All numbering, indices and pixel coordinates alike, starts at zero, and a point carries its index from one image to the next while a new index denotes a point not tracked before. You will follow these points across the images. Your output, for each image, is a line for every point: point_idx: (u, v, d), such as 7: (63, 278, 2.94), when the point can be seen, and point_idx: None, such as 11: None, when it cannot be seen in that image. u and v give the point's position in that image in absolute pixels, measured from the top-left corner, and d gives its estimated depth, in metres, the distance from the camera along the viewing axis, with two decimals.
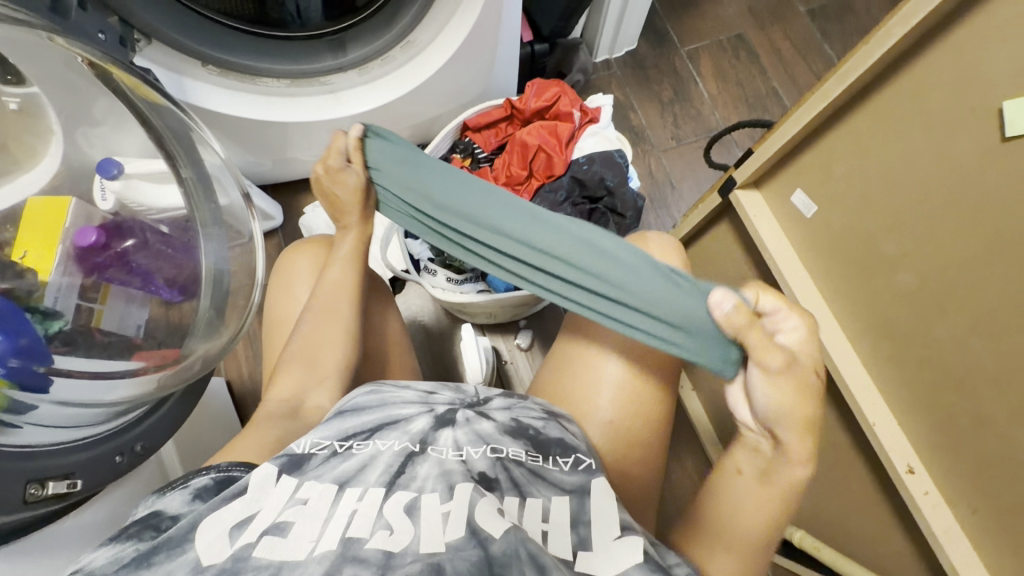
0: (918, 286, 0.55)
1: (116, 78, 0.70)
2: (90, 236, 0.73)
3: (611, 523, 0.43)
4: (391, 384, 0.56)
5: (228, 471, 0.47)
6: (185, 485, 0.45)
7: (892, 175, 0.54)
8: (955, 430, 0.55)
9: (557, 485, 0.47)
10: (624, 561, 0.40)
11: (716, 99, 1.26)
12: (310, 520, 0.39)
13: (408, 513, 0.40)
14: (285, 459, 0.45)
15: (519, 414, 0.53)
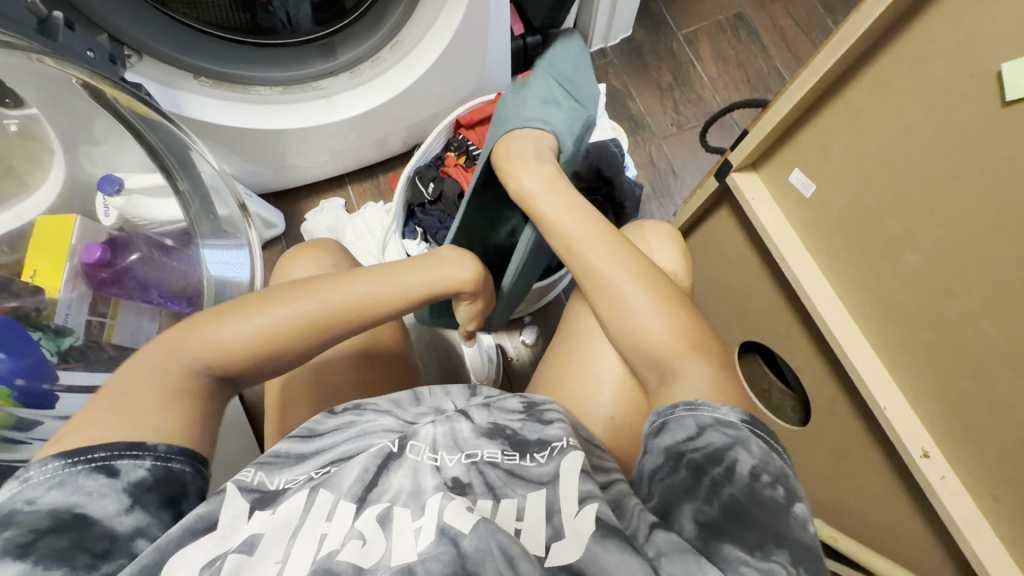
0: (923, 265, 0.53)
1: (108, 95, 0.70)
2: (95, 253, 0.73)
3: (573, 497, 0.41)
4: (371, 409, 0.54)
5: (167, 461, 0.40)
6: (111, 469, 0.38)
7: (893, 150, 0.52)
8: (969, 411, 0.53)
9: (535, 481, 0.44)
10: (584, 533, 0.38)
11: (716, 82, 1.24)
12: (281, 534, 0.39)
13: (380, 525, 0.40)
14: (256, 494, 0.42)
15: (497, 416, 0.53)
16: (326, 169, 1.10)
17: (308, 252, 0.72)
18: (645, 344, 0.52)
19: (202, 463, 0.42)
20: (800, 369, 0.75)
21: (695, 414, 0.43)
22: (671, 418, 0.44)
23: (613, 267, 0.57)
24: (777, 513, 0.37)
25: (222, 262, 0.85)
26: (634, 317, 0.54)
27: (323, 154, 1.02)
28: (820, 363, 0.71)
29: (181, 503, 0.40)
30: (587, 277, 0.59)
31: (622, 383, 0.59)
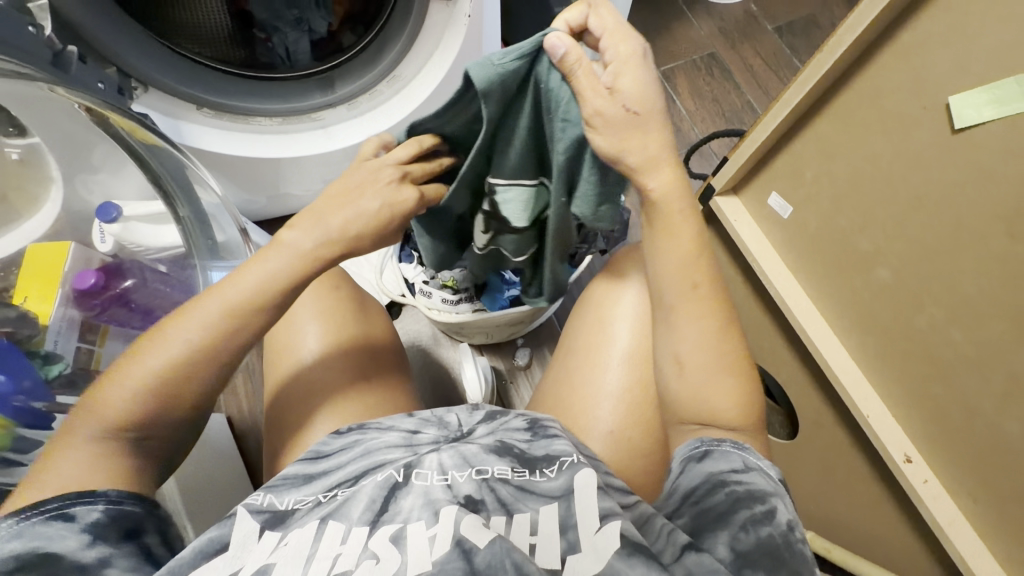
0: (893, 279, 0.57)
1: (115, 124, 0.73)
2: (88, 279, 0.74)
3: (593, 515, 0.42)
4: (375, 427, 0.56)
5: (122, 501, 0.40)
6: (66, 515, 0.37)
7: (858, 172, 0.57)
8: (944, 414, 0.56)
9: (546, 495, 0.46)
10: (605, 550, 0.39)
11: (694, 115, 1.31)
12: (292, 562, 0.39)
13: (393, 543, 0.40)
14: (267, 515, 0.45)
15: (502, 436, 0.55)
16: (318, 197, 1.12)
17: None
18: (686, 395, 0.52)
19: (153, 503, 0.42)
20: (786, 383, 0.78)
21: (740, 453, 0.47)
22: (715, 450, 0.48)
23: (692, 321, 0.52)
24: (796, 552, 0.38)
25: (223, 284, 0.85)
26: (691, 382, 0.52)
27: (318, 182, 1.04)
28: (805, 375, 0.74)
29: (143, 537, 0.40)
30: (660, 318, 0.55)
31: (621, 397, 0.61)
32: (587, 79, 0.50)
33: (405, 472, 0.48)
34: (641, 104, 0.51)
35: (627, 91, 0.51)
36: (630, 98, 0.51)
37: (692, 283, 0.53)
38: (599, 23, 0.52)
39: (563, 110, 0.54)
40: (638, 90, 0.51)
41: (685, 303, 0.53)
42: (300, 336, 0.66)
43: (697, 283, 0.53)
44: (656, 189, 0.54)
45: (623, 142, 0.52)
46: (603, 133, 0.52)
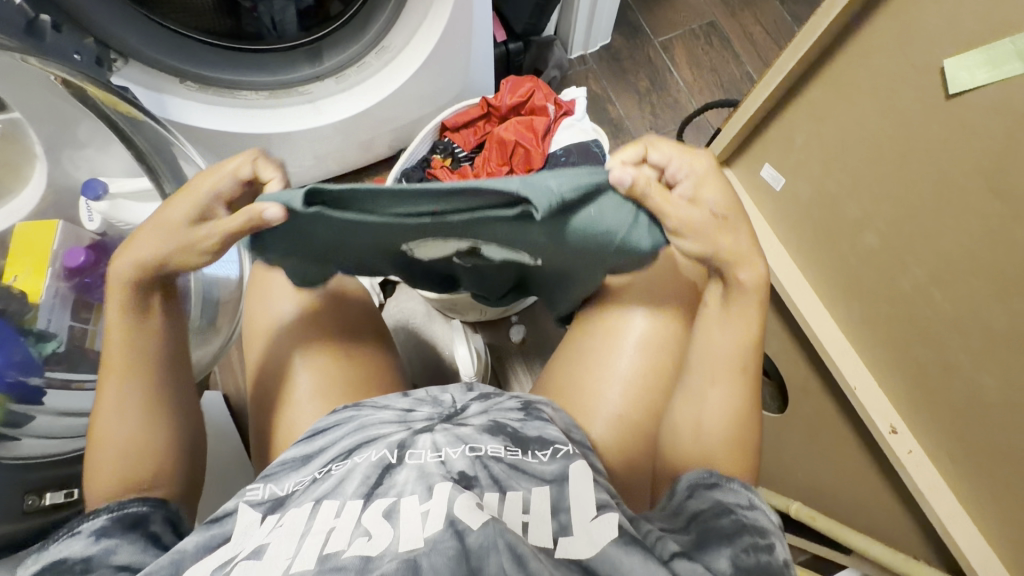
0: (880, 245, 0.56)
1: (93, 97, 0.72)
2: (79, 256, 0.74)
3: (588, 505, 0.44)
4: (371, 405, 0.56)
5: (123, 508, 0.45)
6: (76, 531, 0.43)
7: (851, 140, 0.56)
8: (928, 384, 0.56)
9: (539, 476, 0.47)
10: (601, 539, 0.41)
11: (691, 85, 1.28)
12: (288, 538, 0.41)
13: (386, 518, 0.41)
14: (268, 503, 0.46)
15: (495, 414, 0.55)
16: (313, 172, 1.09)
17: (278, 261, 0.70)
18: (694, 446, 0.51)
19: (157, 501, 0.47)
20: (776, 356, 0.78)
21: (748, 492, 0.47)
22: (723, 484, 0.47)
23: (723, 388, 0.52)
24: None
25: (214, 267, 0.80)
26: (703, 442, 0.51)
27: (309, 157, 1.02)
28: (795, 348, 0.74)
29: (147, 526, 0.44)
30: (689, 384, 0.54)
31: (632, 381, 0.59)
32: (663, 196, 0.47)
33: (397, 453, 0.48)
34: (725, 206, 0.50)
35: (710, 199, 0.49)
36: (708, 225, 0.49)
37: (738, 363, 0.52)
38: (661, 154, 0.50)
39: (629, 231, 0.47)
40: (720, 195, 0.50)
41: (723, 378, 0.52)
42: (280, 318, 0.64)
43: (745, 364, 0.52)
44: (745, 279, 0.52)
45: (710, 244, 0.49)
46: (688, 237, 0.49)
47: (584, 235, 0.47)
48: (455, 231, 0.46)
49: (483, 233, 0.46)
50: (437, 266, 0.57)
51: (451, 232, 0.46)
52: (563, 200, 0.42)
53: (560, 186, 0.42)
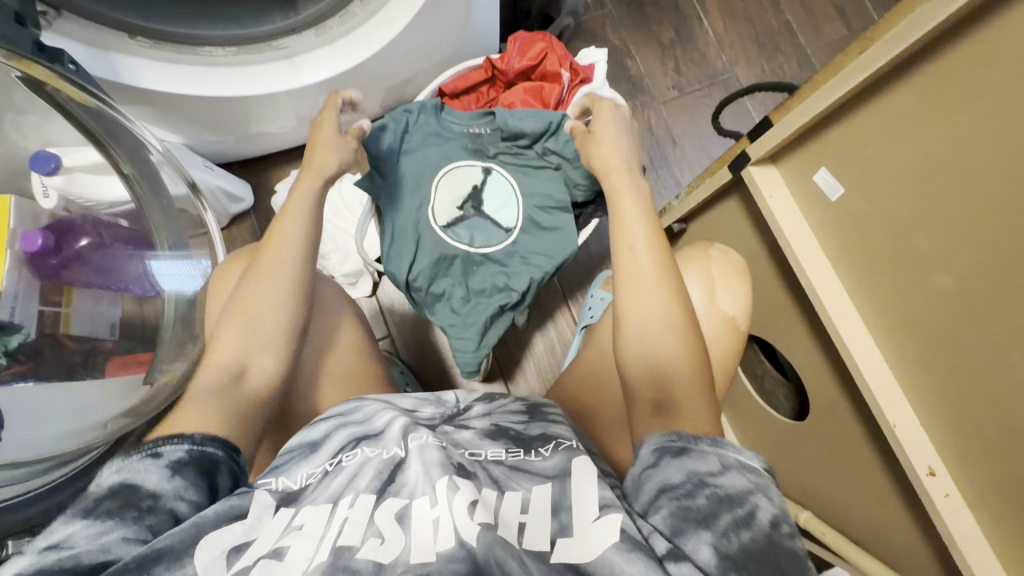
0: (956, 288, 0.48)
1: (48, 86, 0.60)
2: (36, 240, 0.65)
3: (591, 503, 0.38)
4: (373, 399, 0.52)
5: (203, 445, 0.42)
6: (157, 453, 0.41)
7: (930, 158, 0.47)
8: (985, 435, 0.50)
9: (541, 474, 0.42)
10: (601, 541, 0.35)
11: (722, 38, 1.13)
12: (308, 541, 0.36)
13: (399, 522, 0.37)
14: (282, 493, 0.41)
15: (498, 418, 0.50)
16: (296, 135, 0.99)
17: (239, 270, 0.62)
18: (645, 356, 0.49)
19: (233, 449, 0.44)
20: (801, 367, 0.73)
21: (718, 452, 0.41)
22: (693, 449, 0.41)
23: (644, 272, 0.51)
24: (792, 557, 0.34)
25: (177, 276, 0.69)
26: (644, 330, 0.50)
27: (290, 120, 0.91)
28: (824, 363, 0.68)
29: (215, 477, 0.41)
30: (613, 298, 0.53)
31: None
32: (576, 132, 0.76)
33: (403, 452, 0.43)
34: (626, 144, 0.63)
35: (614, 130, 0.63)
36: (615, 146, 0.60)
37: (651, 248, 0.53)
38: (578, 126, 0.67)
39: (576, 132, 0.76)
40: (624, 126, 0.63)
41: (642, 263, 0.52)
42: None
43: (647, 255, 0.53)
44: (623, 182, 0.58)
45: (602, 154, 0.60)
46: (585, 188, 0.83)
47: (554, 159, 0.80)
48: (483, 152, 0.82)
49: (497, 150, 0.82)
50: (454, 207, 0.80)
51: (486, 146, 0.82)
52: (533, 116, 0.77)
53: (529, 110, 0.78)
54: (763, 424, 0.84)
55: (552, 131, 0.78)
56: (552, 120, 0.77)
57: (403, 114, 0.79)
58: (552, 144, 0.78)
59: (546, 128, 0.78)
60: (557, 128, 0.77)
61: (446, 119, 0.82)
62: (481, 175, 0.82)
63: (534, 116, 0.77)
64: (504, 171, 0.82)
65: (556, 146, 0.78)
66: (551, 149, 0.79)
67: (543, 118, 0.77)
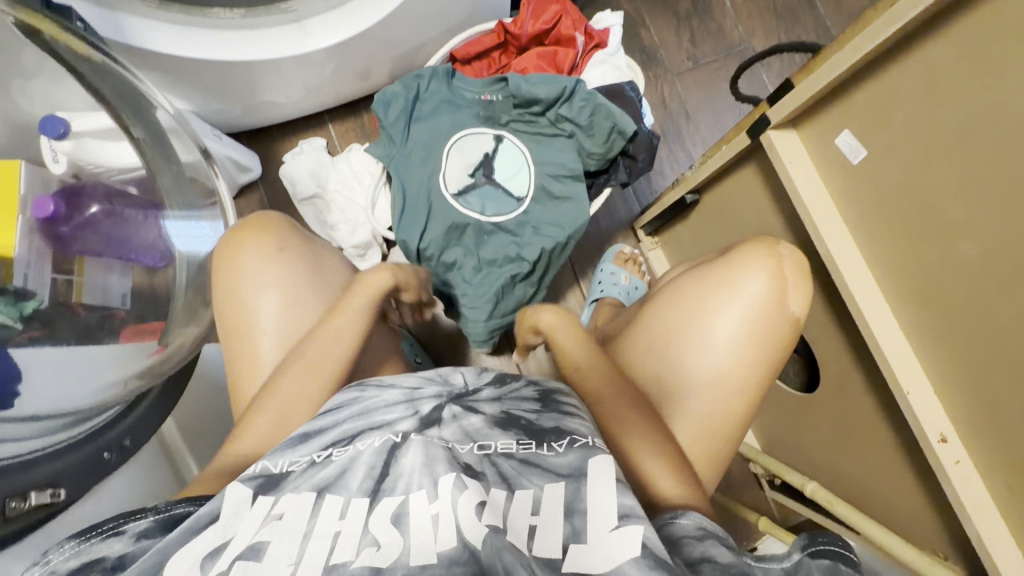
0: (981, 259, 0.48)
1: (56, 42, 0.61)
2: (49, 207, 0.66)
3: (609, 511, 0.37)
4: (375, 385, 0.51)
5: (169, 510, 0.42)
6: (119, 531, 0.40)
7: (972, 123, 0.45)
8: (1000, 402, 0.50)
9: (553, 471, 0.41)
10: (615, 553, 0.35)
11: (740, 8, 1.10)
12: (288, 538, 0.36)
13: (395, 524, 0.37)
14: (261, 479, 0.41)
15: (510, 405, 0.49)
16: (305, 104, 0.98)
17: (247, 235, 0.63)
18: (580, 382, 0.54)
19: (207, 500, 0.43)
20: (813, 339, 0.72)
21: (764, 565, 0.39)
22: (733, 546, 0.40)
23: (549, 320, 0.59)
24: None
25: (188, 236, 0.75)
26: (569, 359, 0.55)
27: (298, 89, 0.90)
28: (838, 335, 0.68)
29: None
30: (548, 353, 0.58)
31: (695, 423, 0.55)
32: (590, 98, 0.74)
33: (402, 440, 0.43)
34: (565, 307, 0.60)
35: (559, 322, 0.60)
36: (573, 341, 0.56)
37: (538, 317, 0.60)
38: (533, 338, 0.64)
39: (592, 98, 0.75)
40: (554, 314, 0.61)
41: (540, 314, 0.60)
42: (254, 308, 0.60)
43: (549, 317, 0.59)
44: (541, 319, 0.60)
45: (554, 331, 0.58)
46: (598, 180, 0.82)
47: (569, 126, 0.78)
48: (496, 118, 0.81)
49: (510, 116, 0.80)
50: (464, 176, 0.79)
51: (499, 112, 0.81)
52: (548, 80, 0.76)
53: (544, 75, 0.76)
54: (771, 398, 0.84)
55: (569, 96, 0.76)
56: (568, 85, 0.75)
57: (414, 80, 0.78)
58: (568, 110, 0.77)
59: (560, 93, 0.76)
60: (572, 93, 0.76)
61: (458, 84, 0.81)
62: (493, 142, 0.81)
63: (549, 81, 0.76)
64: (517, 138, 0.81)
65: (571, 112, 0.76)
66: (567, 116, 0.77)
67: (559, 83, 0.75)
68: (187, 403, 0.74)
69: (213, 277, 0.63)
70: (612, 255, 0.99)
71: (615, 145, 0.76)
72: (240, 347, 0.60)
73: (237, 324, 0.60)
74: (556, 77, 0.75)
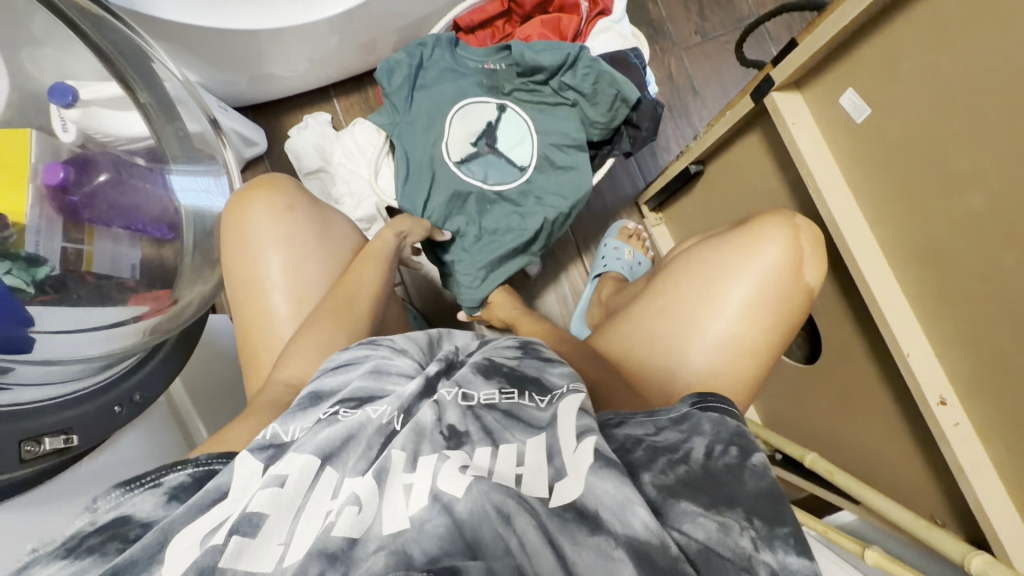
0: (986, 209, 0.48)
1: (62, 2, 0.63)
2: (59, 173, 0.64)
3: (568, 432, 0.37)
4: (388, 346, 0.48)
5: (209, 464, 0.40)
6: (158, 483, 0.38)
7: (978, 70, 0.45)
8: (1001, 361, 0.50)
9: (535, 425, 0.39)
10: (580, 467, 0.34)
11: None
12: (282, 512, 0.34)
13: (376, 482, 0.35)
14: (270, 452, 0.39)
15: (489, 351, 0.47)
16: (310, 78, 0.98)
17: (254, 193, 0.64)
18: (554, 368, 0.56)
19: None
20: (816, 309, 0.72)
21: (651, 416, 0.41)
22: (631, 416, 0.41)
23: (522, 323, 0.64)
24: (746, 476, 0.35)
25: (192, 190, 0.76)
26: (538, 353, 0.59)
27: (303, 62, 0.90)
28: (840, 303, 0.68)
29: None
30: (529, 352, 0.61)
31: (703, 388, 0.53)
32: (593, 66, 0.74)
33: (403, 418, 0.40)
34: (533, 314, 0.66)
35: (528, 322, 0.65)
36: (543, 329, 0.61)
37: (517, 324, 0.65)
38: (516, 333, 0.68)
39: (594, 65, 0.74)
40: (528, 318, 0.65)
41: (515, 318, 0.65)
42: (262, 267, 0.61)
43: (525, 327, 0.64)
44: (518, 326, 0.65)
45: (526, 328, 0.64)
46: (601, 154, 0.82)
47: (571, 94, 0.78)
48: (499, 88, 0.81)
49: (513, 86, 0.80)
50: (466, 145, 0.80)
51: (502, 83, 0.81)
52: (550, 47, 0.75)
53: (546, 42, 0.76)
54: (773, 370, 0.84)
55: (571, 64, 0.76)
56: (570, 51, 0.75)
57: (417, 48, 0.78)
58: (569, 78, 0.76)
59: (564, 60, 0.75)
60: (575, 61, 0.75)
61: (461, 54, 0.80)
62: (496, 111, 0.81)
63: (550, 48, 0.75)
64: (520, 108, 0.81)
65: (574, 79, 0.76)
66: (568, 83, 0.77)
67: (561, 50, 0.75)
68: (194, 367, 0.75)
69: (224, 235, 0.64)
70: (615, 230, 0.99)
71: (618, 113, 0.76)
72: (248, 304, 0.61)
73: (245, 283, 0.61)
74: (558, 44, 0.75)
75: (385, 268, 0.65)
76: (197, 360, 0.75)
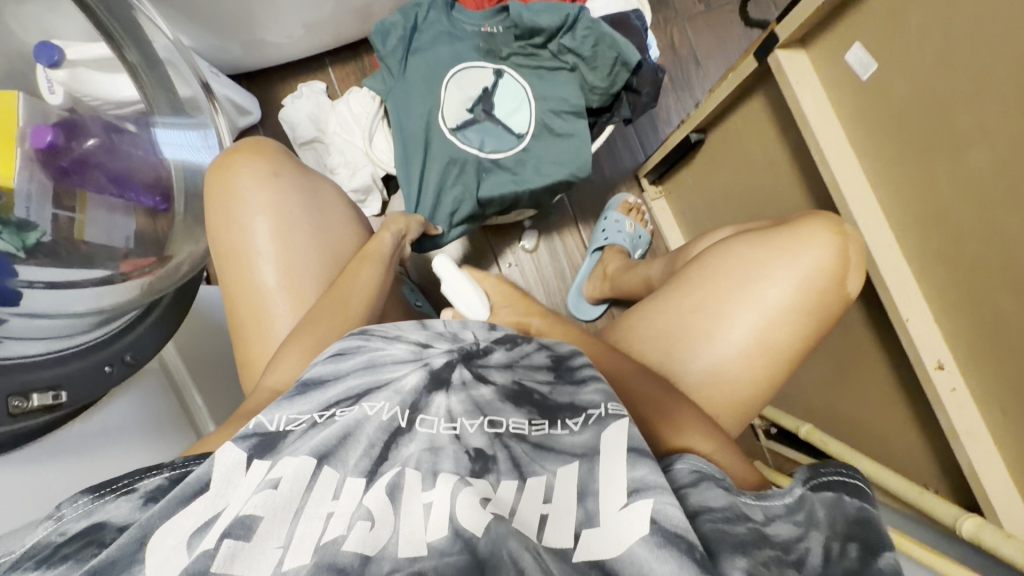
0: (989, 168, 0.47)
1: None
2: (47, 135, 0.61)
3: (618, 488, 0.33)
4: (380, 336, 0.45)
5: (187, 466, 0.37)
6: (132, 489, 0.35)
7: (984, 23, 0.44)
8: (1001, 324, 0.49)
9: (566, 452, 0.36)
10: (629, 535, 0.31)
11: None
12: (280, 516, 0.32)
13: (390, 500, 0.34)
14: (255, 439, 0.36)
15: (522, 374, 0.43)
16: (305, 45, 0.96)
17: (242, 156, 0.62)
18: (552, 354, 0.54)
19: None
20: None
21: (761, 502, 0.35)
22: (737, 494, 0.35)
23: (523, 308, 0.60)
24: None
25: (178, 144, 0.75)
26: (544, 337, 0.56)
27: (296, 28, 0.88)
28: None
29: None
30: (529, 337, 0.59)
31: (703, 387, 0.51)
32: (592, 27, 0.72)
33: (408, 415, 0.39)
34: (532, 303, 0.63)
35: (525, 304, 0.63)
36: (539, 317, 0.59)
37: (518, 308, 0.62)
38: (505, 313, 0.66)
39: (595, 26, 0.71)
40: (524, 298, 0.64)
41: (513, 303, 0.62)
42: (249, 234, 0.60)
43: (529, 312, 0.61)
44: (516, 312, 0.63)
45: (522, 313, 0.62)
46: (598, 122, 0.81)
47: (571, 58, 0.76)
48: (496, 51, 0.79)
49: (511, 49, 0.78)
50: (462, 110, 0.78)
51: (500, 45, 0.79)
52: (550, 8, 0.73)
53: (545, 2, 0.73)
54: None
55: (571, 26, 0.73)
56: (570, 11, 0.72)
57: (412, 9, 0.76)
58: (569, 40, 0.74)
59: (563, 22, 0.73)
60: (574, 22, 0.73)
61: (459, 16, 0.79)
62: (493, 76, 0.79)
63: (550, 8, 0.73)
64: (518, 72, 0.79)
65: (573, 42, 0.74)
66: (568, 46, 0.75)
67: (560, 10, 0.72)
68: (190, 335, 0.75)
69: (207, 197, 0.62)
70: (615, 202, 0.97)
71: (619, 78, 0.74)
72: (237, 271, 0.60)
73: (230, 247, 0.61)
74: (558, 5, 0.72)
75: (383, 259, 0.62)
76: (194, 329, 0.75)
